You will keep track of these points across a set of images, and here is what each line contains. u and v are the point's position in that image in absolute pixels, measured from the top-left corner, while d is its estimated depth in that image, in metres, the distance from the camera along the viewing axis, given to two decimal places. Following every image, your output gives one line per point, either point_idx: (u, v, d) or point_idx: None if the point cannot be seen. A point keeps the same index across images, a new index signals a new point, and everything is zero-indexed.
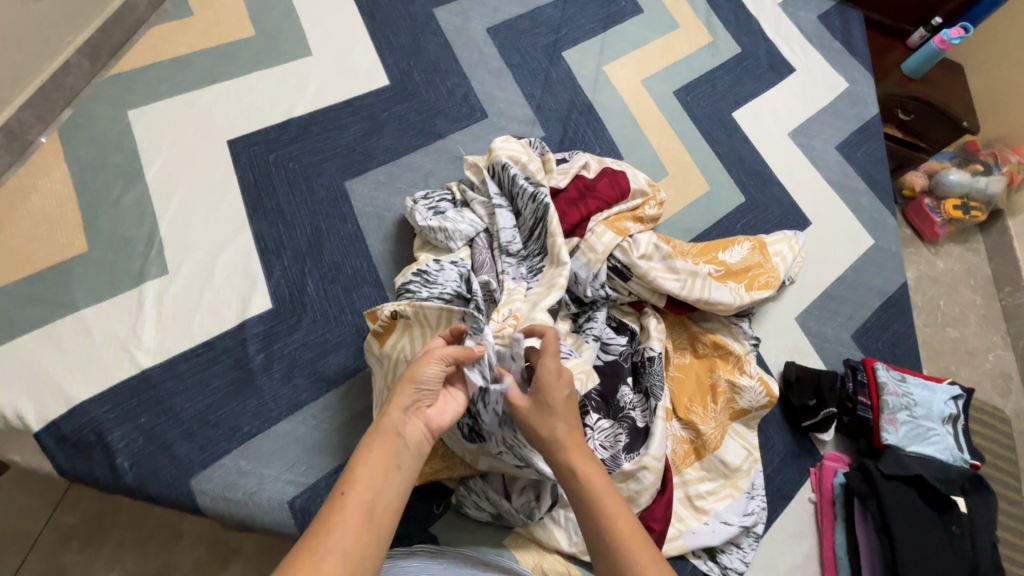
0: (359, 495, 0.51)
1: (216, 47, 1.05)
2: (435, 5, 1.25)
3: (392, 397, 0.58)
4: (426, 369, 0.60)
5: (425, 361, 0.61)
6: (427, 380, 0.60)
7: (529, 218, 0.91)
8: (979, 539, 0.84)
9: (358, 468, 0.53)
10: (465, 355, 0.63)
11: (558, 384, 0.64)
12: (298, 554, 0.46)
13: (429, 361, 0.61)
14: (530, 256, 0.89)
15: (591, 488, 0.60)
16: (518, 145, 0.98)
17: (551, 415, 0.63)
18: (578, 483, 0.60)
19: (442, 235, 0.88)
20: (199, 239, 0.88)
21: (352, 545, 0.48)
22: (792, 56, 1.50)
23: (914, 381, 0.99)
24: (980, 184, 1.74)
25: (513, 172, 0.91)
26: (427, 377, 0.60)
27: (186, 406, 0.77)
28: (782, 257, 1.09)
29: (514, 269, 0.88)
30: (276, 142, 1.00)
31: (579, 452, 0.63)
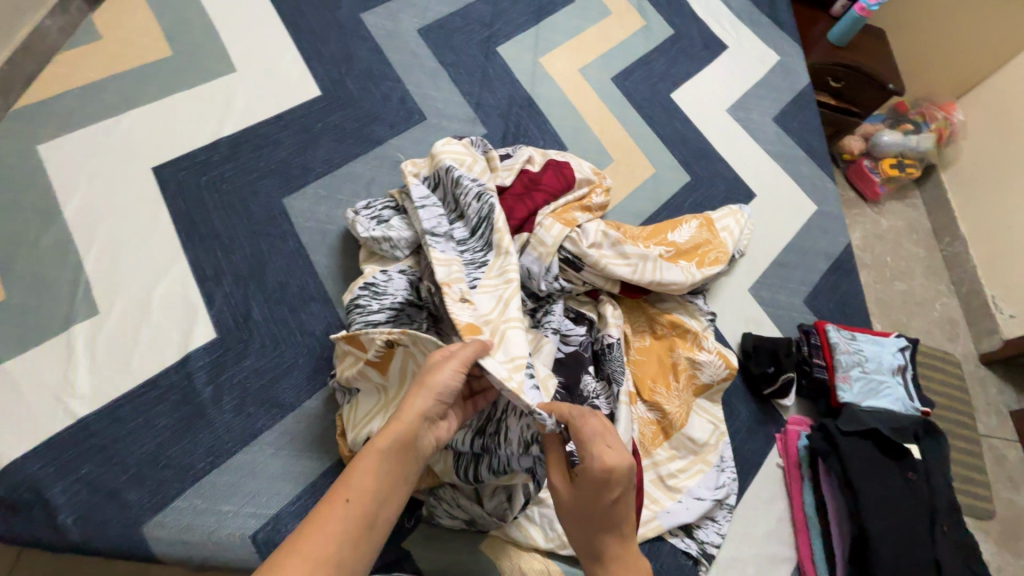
0: (362, 503, 0.52)
1: (130, 70, 1.00)
2: (362, 9, 1.22)
3: (409, 404, 0.59)
4: (443, 376, 0.61)
5: (442, 368, 0.62)
6: (445, 388, 0.61)
7: (473, 217, 0.87)
8: (933, 481, 0.88)
9: (366, 471, 0.54)
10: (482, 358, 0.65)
11: (607, 486, 0.59)
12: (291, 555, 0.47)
13: (448, 370, 0.62)
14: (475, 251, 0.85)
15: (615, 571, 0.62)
16: (460, 146, 0.95)
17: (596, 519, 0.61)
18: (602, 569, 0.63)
19: (388, 246, 0.87)
20: (130, 273, 0.83)
21: (347, 553, 0.49)
22: (723, 34, 1.53)
23: (864, 338, 1.03)
24: (912, 143, 1.82)
25: (457, 174, 0.89)
26: (445, 385, 0.61)
27: (131, 451, 0.73)
28: (729, 232, 1.12)
29: (443, 244, 0.82)
30: (205, 164, 0.96)
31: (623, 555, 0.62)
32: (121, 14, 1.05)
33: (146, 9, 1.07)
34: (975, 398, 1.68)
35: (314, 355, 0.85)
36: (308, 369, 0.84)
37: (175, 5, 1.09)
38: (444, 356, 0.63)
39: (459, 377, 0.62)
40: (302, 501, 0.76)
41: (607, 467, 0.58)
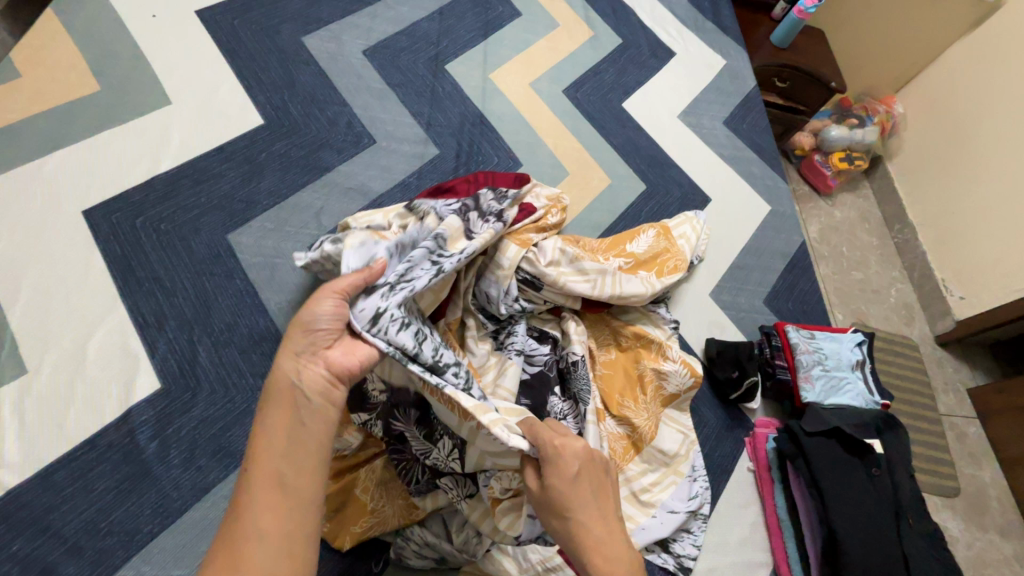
0: (263, 464, 0.52)
1: (53, 108, 0.94)
2: (303, 33, 1.19)
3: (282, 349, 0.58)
4: (319, 308, 0.59)
5: (318, 298, 0.60)
6: (322, 319, 0.59)
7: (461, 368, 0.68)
8: (896, 474, 0.89)
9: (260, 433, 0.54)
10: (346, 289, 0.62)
11: (562, 465, 0.57)
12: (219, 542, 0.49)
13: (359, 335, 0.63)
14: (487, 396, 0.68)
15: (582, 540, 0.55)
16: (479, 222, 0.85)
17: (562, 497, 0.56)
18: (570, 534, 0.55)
19: (332, 263, 0.81)
20: (62, 326, 0.78)
21: (266, 510, 0.50)
22: (670, 41, 1.56)
23: (822, 335, 1.04)
24: (858, 137, 1.89)
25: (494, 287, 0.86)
26: (320, 316, 0.59)
27: (68, 520, 0.68)
28: (686, 239, 1.13)
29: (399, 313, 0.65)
30: (141, 204, 0.91)
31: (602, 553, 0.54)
32: (43, 48, 0.99)
33: (70, 42, 1.01)
34: (934, 378, 1.75)
35: None
36: None
37: (102, 38, 1.04)
38: (322, 287, 0.61)
39: (337, 304, 0.60)
40: None
41: (560, 444, 0.58)
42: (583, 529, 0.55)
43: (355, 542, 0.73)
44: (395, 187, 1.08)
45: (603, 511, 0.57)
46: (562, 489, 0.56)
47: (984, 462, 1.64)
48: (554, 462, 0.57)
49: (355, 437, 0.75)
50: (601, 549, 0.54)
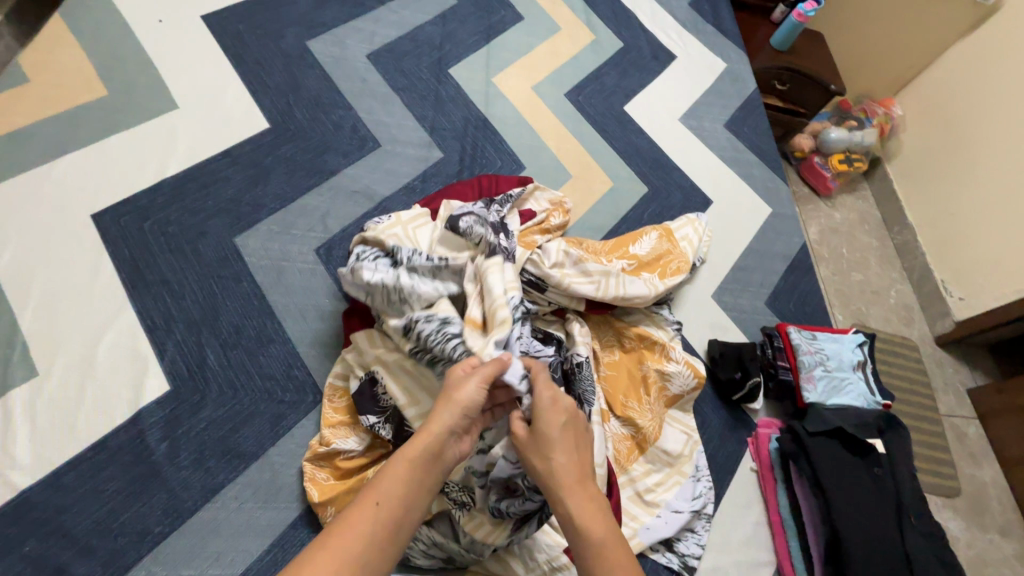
0: (383, 506, 0.53)
1: (62, 113, 0.95)
2: (308, 37, 1.20)
3: (435, 413, 0.59)
4: (468, 388, 0.61)
5: (464, 380, 0.62)
6: (473, 401, 0.61)
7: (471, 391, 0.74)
8: (898, 473, 0.90)
9: (395, 473, 0.55)
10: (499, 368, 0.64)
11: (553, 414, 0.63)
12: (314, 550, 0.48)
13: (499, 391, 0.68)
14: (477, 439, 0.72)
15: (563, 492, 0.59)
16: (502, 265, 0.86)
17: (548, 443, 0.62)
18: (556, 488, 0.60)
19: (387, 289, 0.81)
20: (72, 329, 0.79)
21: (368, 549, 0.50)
22: (671, 44, 1.57)
23: (824, 337, 1.04)
24: (857, 139, 1.90)
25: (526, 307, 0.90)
26: (471, 396, 0.61)
27: (80, 521, 0.68)
28: (689, 241, 1.14)
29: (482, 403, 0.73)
30: (149, 207, 0.92)
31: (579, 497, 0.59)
32: (51, 53, 1.00)
33: (78, 47, 1.02)
34: (934, 378, 1.76)
35: (276, 400, 0.82)
36: (271, 415, 0.81)
37: (110, 43, 1.05)
38: (463, 364, 0.64)
39: (483, 389, 0.62)
40: (272, 555, 0.73)
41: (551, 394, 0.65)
42: (562, 470, 0.60)
43: None
44: (400, 190, 1.09)
45: (577, 455, 0.63)
46: (552, 434, 0.62)
47: (984, 461, 1.65)
48: (546, 409, 0.63)
49: (364, 438, 0.79)
50: (580, 496, 0.59)
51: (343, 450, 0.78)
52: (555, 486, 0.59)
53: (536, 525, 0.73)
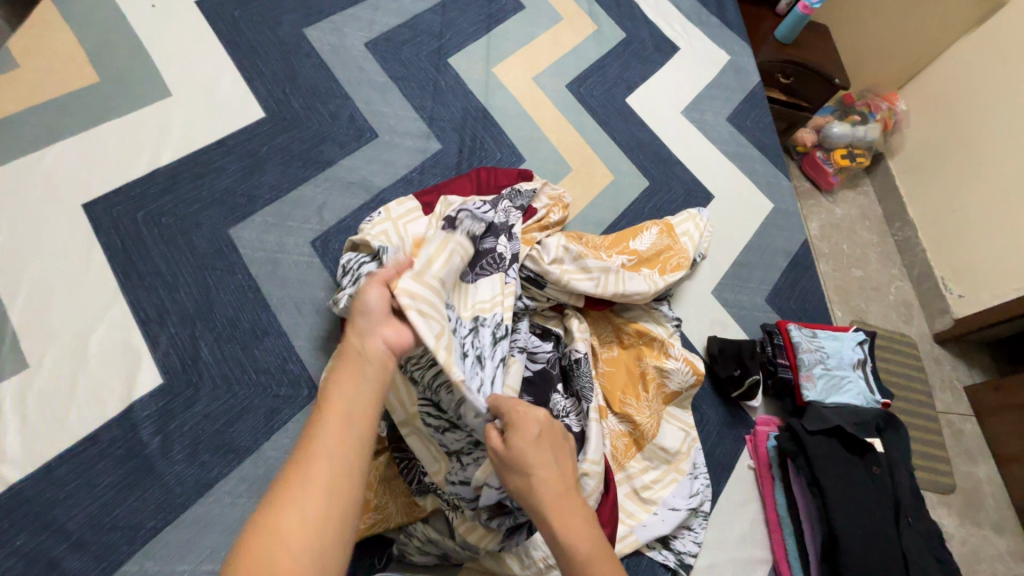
0: (335, 410, 0.50)
1: (53, 100, 0.93)
2: (305, 24, 1.17)
3: (347, 330, 0.58)
4: (369, 295, 0.60)
5: (365, 289, 0.61)
6: (375, 304, 0.60)
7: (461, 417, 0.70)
8: (896, 473, 0.89)
9: (332, 383, 0.52)
10: (391, 274, 0.64)
11: (525, 427, 0.58)
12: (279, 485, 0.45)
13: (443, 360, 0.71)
14: (461, 461, 0.71)
15: (546, 510, 0.53)
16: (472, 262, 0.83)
17: (525, 459, 0.55)
18: (536, 507, 0.54)
19: None
20: (63, 320, 0.78)
21: (335, 452, 0.47)
22: (674, 35, 1.54)
23: (825, 335, 1.02)
24: (860, 134, 1.89)
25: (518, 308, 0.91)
26: (372, 301, 0.60)
27: (71, 515, 0.68)
28: (689, 236, 1.12)
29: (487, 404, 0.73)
30: (142, 197, 0.90)
31: (566, 514, 0.53)
32: (40, 38, 0.97)
33: (68, 32, 1.00)
34: (932, 375, 1.75)
35: (271, 394, 0.81)
36: (265, 409, 0.80)
37: (102, 28, 1.02)
38: (368, 280, 0.62)
39: (382, 293, 0.61)
40: None
41: (522, 409, 0.60)
42: (537, 490, 0.54)
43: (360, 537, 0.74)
44: (398, 182, 1.07)
45: (559, 459, 0.57)
46: (528, 449, 0.56)
47: (980, 459, 1.65)
48: (519, 427, 0.58)
49: None
50: (565, 508, 0.53)
51: None
52: (536, 501, 0.54)
53: (526, 535, 0.73)
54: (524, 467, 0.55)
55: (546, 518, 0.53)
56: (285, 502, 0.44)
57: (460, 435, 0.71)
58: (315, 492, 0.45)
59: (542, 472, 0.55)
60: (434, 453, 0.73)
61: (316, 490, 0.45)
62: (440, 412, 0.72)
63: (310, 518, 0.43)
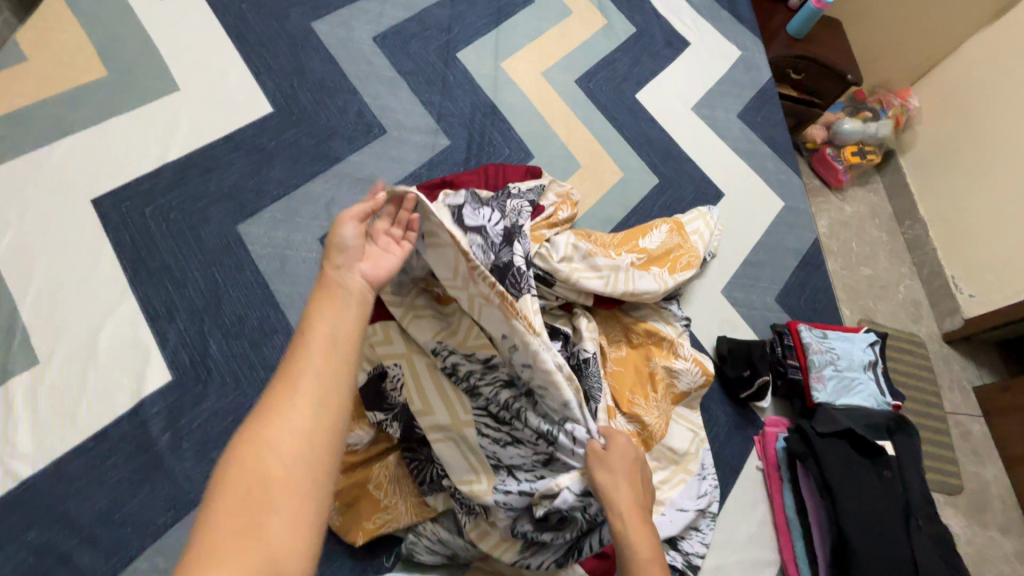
0: (317, 335, 0.50)
1: (61, 93, 0.93)
2: (313, 18, 1.16)
3: (323, 263, 0.58)
4: (343, 229, 0.60)
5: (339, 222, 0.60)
6: (351, 237, 0.60)
7: (529, 434, 0.71)
8: (906, 477, 0.88)
9: (313, 313, 0.52)
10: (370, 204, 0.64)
11: (618, 443, 0.68)
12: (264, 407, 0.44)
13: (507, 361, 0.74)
14: (516, 477, 0.71)
15: (621, 511, 0.62)
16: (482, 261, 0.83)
17: (611, 465, 0.66)
18: (610, 506, 0.63)
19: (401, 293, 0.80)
20: (73, 316, 0.78)
21: (322, 371, 0.47)
22: (685, 30, 1.52)
23: (835, 335, 1.01)
24: (871, 131, 1.86)
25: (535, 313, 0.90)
26: (347, 235, 0.60)
27: (82, 511, 0.68)
28: (699, 235, 1.11)
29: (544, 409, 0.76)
30: (151, 192, 0.90)
31: (635, 515, 0.62)
32: (48, 31, 0.97)
33: (75, 25, 0.99)
34: (940, 375, 1.74)
35: None
36: None
37: (110, 21, 1.02)
38: (340, 215, 0.61)
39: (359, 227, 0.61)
40: None
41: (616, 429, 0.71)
42: (615, 492, 0.64)
43: (369, 536, 0.75)
44: (406, 178, 1.07)
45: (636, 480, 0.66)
46: (619, 457, 0.67)
47: (987, 459, 1.64)
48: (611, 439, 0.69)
49: (368, 432, 0.76)
50: (637, 512, 0.63)
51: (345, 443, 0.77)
52: (612, 499, 0.63)
53: (552, 556, 0.72)
54: (608, 469, 0.66)
55: (618, 517, 0.62)
56: (272, 421, 0.43)
57: (521, 451, 0.72)
58: (302, 412, 0.44)
59: (620, 480, 0.65)
60: (471, 462, 0.72)
61: (305, 408, 0.45)
62: (498, 426, 0.73)
63: (298, 437, 0.43)
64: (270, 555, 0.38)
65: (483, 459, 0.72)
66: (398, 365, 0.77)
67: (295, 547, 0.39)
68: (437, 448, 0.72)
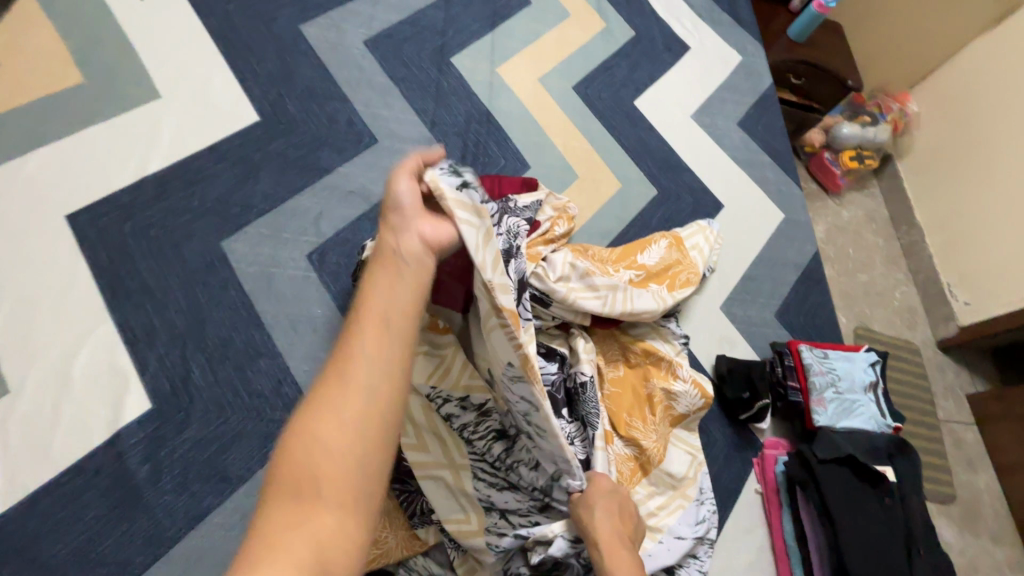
0: (372, 315, 0.50)
1: (34, 102, 0.88)
2: (301, 20, 1.12)
3: (382, 228, 0.57)
4: (399, 187, 0.58)
5: (395, 180, 0.59)
6: (407, 196, 0.58)
7: (527, 483, 0.72)
8: (907, 502, 0.87)
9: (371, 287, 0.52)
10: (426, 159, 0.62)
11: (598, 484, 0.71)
12: (324, 382, 0.47)
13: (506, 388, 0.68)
14: (510, 521, 0.71)
15: (600, 544, 0.64)
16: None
17: (592, 501, 0.68)
18: (594, 540, 0.65)
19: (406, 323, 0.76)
20: (47, 341, 0.74)
21: (374, 353, 0.48)
22: (685, 34, 1.49)
23: (836, 355, 0.99)
24: (870, 135, 1.84)
25: None
26: (403, 192, 0.58)
27: (57, 550, 0.65)
28: (699, 250, 1.09)
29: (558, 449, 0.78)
30: (130, 208, 0.86)
31: (615, 548, 0.64)
32: (20, 35, 0.92)
33: (49, 27, 0.94)
34: (935, 383, 1.74)
35: (266, 419, 0.78)
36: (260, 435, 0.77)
37: (87, 24, 0.97)
38: (397, 167, 0.60)
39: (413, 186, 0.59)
40: None
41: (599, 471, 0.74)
42: (594, 526, 0.66)
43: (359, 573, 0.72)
44: None
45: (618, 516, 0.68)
46: (600, 496, 0.69)
47: (980, 468, 1.64)
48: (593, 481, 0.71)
49: None
50: (617, 548, 0.64)
51: None
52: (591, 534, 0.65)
53: None
54: (589, 506, 0.68)
55: (599, 550, 0.64)
56: (328, 405, 0.45)
57: (517, 496, 0.72)
58: (355, 406, 0.46)
59: (600, 513, 0.67)
60: (461, 502, 0.71)
61: (358, 392, 0.46)
62: (494, 471, 0.73)
63: (348, 425, 0.45)
64: (319, 542, 0.41)
65: (475, 502, 0.72)
66: None
67: (347, 529, 0.42)
68: (423, 486, 0.71)
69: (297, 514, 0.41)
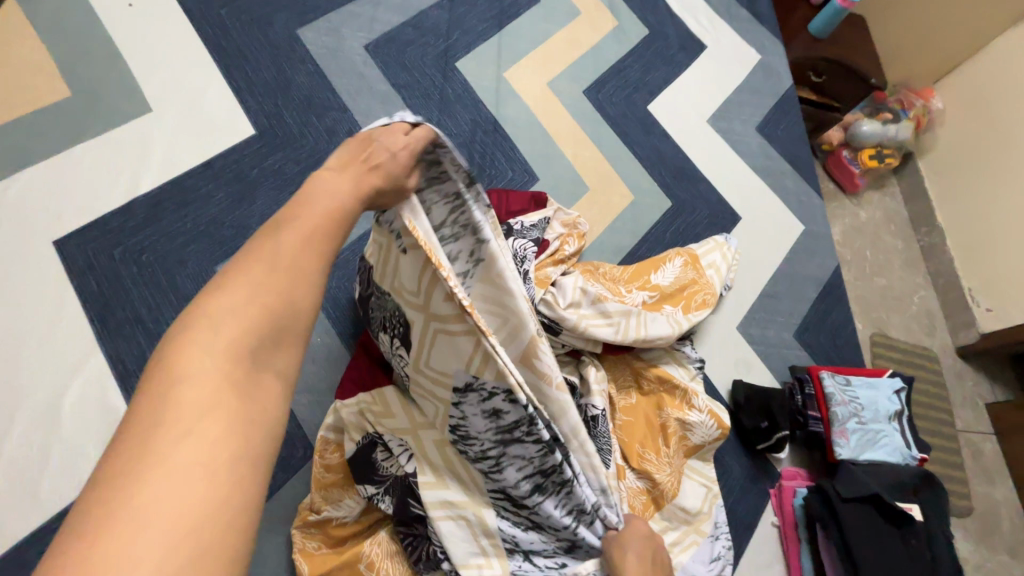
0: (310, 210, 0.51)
1: (19, 119, 0.84)
2: (299, 24, 1.06)
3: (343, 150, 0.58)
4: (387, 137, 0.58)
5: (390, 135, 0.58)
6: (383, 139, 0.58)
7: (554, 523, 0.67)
8: (935, 543, 0.82)
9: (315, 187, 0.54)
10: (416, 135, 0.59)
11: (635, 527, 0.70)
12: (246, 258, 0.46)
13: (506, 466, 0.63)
14: (534, 564, 0.69)
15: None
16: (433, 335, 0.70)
17: (625, 545, 0.68)
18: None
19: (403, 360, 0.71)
20: (37, 377, 0.71)
21: (304, 242, 0.49)
22: (702, 32, 1.42)
23: (860, 382, 0.94)
24: (891, 132, 1.74)
25: None
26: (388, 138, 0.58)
27: None
28: (716, 269, 1.04)
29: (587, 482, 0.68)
30: (120, 231, 0.82)
31: None
32: (4, 46, 0.87)
33: (33, 37, 0.89)
34: (953, 392, 1.68)
35: None
36: None
37: (74, 33, 0.92)
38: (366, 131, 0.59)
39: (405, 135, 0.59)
40: None
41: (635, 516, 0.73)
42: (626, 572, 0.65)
43: None
44: None
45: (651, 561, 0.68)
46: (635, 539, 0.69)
47: (998, 480, 1.60)
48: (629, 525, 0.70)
49: (357, 503, 0.72)
50: None
51: (335, 516, 0.72)
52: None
53: None
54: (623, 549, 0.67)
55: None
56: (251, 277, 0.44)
57: (544, 538, 0.68)
58: (283, 281, 0.45)
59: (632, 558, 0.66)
60: (480, 544, 0.67)
61: (288, 273, 0.46)
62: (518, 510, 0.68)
63: (274, 300, 0.44)
64: (252, 404, 0.39)
65: (497, 543, 0.67)
66: (402, 438, 0.71)
67: (268, 411, 0.40)
68: (441, 528, 0.66)
69: (206, 414, 0.36)
